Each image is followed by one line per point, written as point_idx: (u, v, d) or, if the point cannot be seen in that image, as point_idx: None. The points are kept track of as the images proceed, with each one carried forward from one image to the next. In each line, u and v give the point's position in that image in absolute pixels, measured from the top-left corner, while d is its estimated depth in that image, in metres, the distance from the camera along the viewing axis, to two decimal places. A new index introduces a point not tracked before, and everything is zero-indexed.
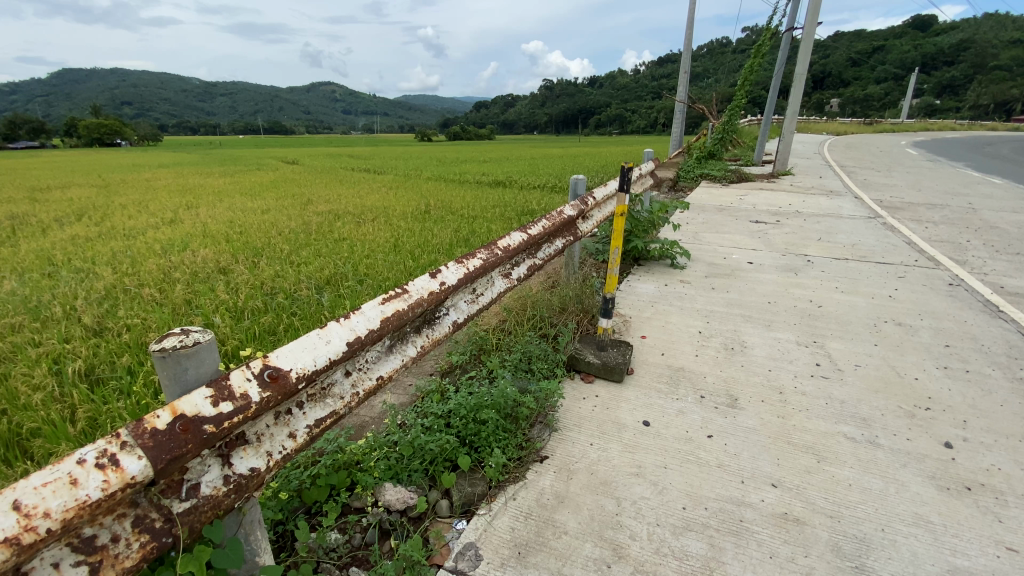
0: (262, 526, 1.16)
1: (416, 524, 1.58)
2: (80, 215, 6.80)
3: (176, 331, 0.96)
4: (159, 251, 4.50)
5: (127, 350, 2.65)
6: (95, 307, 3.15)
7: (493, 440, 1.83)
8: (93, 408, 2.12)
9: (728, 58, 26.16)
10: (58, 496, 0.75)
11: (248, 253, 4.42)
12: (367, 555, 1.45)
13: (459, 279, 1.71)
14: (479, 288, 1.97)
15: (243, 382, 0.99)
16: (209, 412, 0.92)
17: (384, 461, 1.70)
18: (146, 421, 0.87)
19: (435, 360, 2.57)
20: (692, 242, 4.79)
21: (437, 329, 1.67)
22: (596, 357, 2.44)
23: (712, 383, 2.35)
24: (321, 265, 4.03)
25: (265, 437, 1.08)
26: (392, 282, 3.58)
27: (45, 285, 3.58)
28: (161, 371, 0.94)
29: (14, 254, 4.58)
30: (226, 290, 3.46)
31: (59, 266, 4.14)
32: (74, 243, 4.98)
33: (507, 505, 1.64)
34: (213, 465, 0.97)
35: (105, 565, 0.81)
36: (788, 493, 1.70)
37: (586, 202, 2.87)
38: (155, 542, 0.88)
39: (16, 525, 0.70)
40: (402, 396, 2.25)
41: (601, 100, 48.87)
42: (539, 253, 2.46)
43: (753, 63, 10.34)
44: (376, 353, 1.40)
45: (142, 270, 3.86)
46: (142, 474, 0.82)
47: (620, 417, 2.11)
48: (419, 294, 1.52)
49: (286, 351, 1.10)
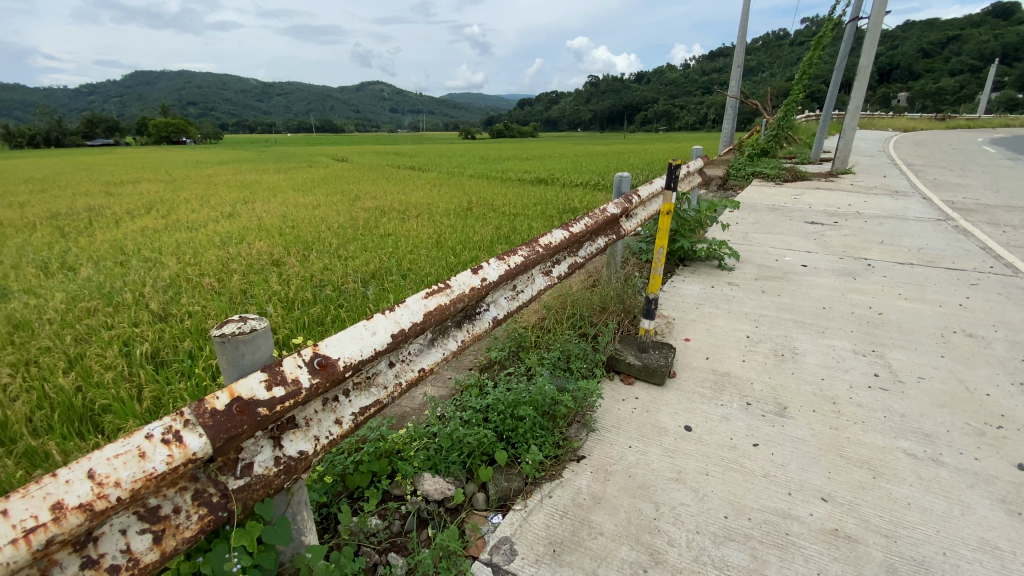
0: (308, 507, 1.22)
1: (453, 515, 1.60)
2: (150, 208, 7.27)
3: (235, 318, 1.02)
4: (218, 244, 4.77)
5: (188, 335, 2.84)
6: (162, 294, 3.39)
7: (531, 436, 1.83)
8: (157, 388, 2.29)
9: (786, 51, 24.79)
10: (128, 467, 0.81)
11: (300, 246, 4.62)
12: (406, 542, 1.48)
13: (500, 275, 1.72)
14: (519, 285, 1.97)
15: (295, 368, 1.04)
16: (263, 395, 0.97)
17: (424, 451, 1.73)
18: (207, 401, 0.92)
19: (475, 356, 2.58)
20: (741, 243, 4.61)
21: (477, 325, 1.68)
22: (638, 358, 2.39)
23: (760, 390, 2.26)
24: (368, 259, 4.16)
25: (314, 421, 1.13)
26: (433, 277, 3.67)
27: (117, 273, 3.86)
28: (220, 355, 0.99)
29: (92, 244, 4.95)
30: (278, 281, 3.63)
31: (129, 255, 4.45)
32: (143, 234, 5.35)
33: (544, 502, 1.64)
34: (265, 445, 1.03)
35: (168, 534, 0.87)
36: (839, 508, 1.62)
37: (630, 200, 2.82)
38: (212, 515, 0.93)
39: (90, 492, 0.76)
40: (442, 388, 2.29)
41: (647, 98, 47.77)
42: (581, 251, 2.43)
43: (812, 56, 9.77)
44: (418, 346, 1.44)
45: (202, 262, 4.10)
46: (203, 451, 0.88)
47: (662, 420, 2.06)
48: (461, 290, 1.54)
49: (335, 340, 1.15)
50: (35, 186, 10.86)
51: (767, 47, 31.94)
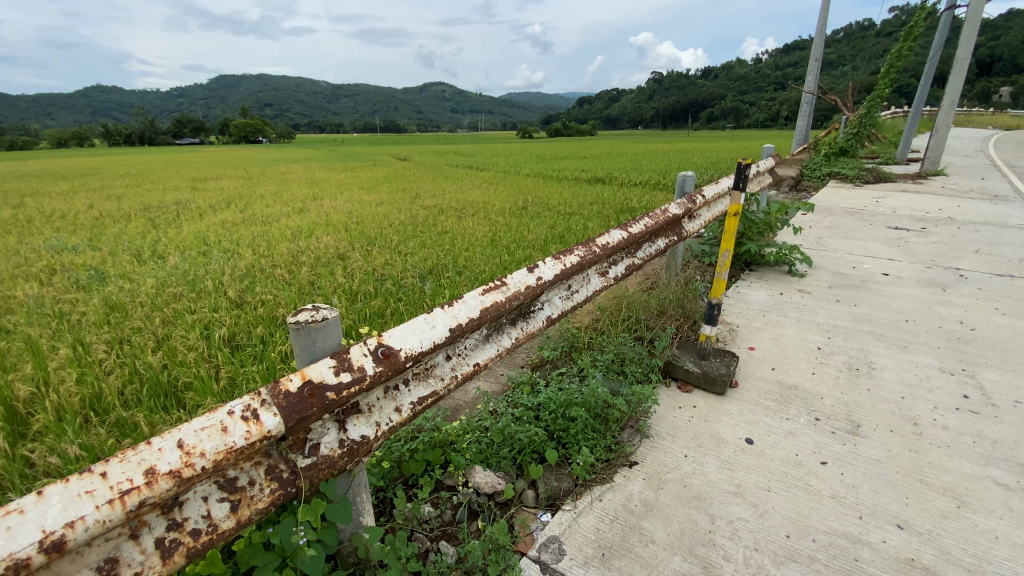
0: (367, 489, 1.27)
1: (503, 509, 1.62)
2: (230, 203, 7.85)
3: (309, 307, 1.08)
4: (289, 237, 5.07)
5: (261, 322, 3.05)
6: (238, 283, 3.65)
7: (582, 437, 1.82)
8: (233, 370, 2.48)
9: (870, 44, 23.00)
10: (212, 439, 0.87)
11: (363, 242, 4.82)
12: (456, 532, 1.51)
13: (556, 275, 1.71)
14: (575, 285, 1.95)
15: (361, 356, 1.09)
16: (331, 380, 1.03)
17: (476, 444, 1.76)
18: (282, 383, 0.98)
19: (527, 353, 2.60)
20: (814, 249, 4.34)
21: (531, 323, 1.69)
22: (697, 365, 2.31)
23: (830, 406, 2.12)
24: (425, 256, 4.28)
25: (376, 408, 1.18)
26: (488, 275, 3.72)
27: (201, 262, 4.20)
28: (295, 341, 1.06)
29: (180, 235, 5.41)
30: (343, 274, 3.81)
31: (212, 246, 4.83)
32: (224, 227, 5.78)
33: (594, 505, 1.63)
34: (331, 428, 1.09)
35: (243, 504, 0.94)
36: (917, 537, 1.49)
37: (693, 200, 2.72)
38: (282, 490, 1.00)
39: (179, 460, 0.83)
40: (495, 384, 2.31)
41: (713, 95, 45.91)
42: (639, 252, 2.38)
43: (900, 48, 9.01)
44: (474, 341, 1.47)
45: (275, 254, 4.38)
46: (277, 429, 0.94)
47: (721, 431, 1.98)
48: (517, 288, 1.55)
49: (398, 331, 1.20)
50: (132, 181, 11.98)
51: (849, 39, 29.79)
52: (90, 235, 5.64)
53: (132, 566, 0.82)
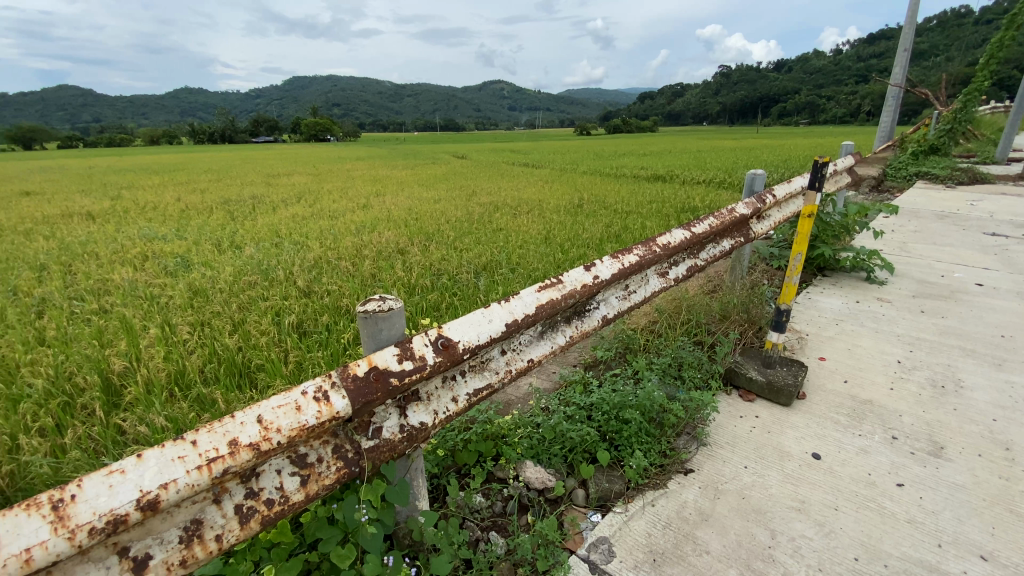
0: (423, 475, 1.32)
1: (553, 506, 1.62)
2: (300, 198, 8.32)
3: (376, 297, 1.14)
4: (353, 232, 5.31)
5: (326, 311, 3.22)
6: (306, 274, 3.87)
7: (635, 440, 1.79)
8: (300, 354, 2.63)
9: (969, 31, 20.89)
10: (287, 416, 0.94)
11: (422, 237, 4.97)
12: (506, 524, 1.54)
13: (613, 274, 1.69)
14: (633, 285, 1.92)
15: (422, 346, 1.14)
16: (395, 367, 1.08)
17: (528, 440, 1.77)
18: (350, 367, 1.04)
19: (581, 353, 2.58)
20: (896, 255, 4.01)
21: (587, 322, 1.68)
22: (760, 373, 2.21)
23: (909, 424, 1.97)
24: (481, 252, 4.34)
25: (434, 396, 1.23)
26: (543, 273, 3.73)
27: (274, 253, 4.49)
28: (362, 328, 1.12)
29: (255, 227, 5.80)
30: (402, 268, 3.94)
31: (283, 238, 5.14)
32: (295, 220, 6.14)
33: (645, 509, 1.60)
34: (393, 413, 1.14)
35: (312, 479, 1.01)
36: (1007, 572, 1.36)
37: (761, 200, 2.59)
38: (347, 468, 1.05)
39: (258, 434, 0.90)
40: (547, 381, 2.32)
41: (785, 89, 43.42)
42: (702, 253, 2.30)
43: (1006, 35, 8.13)
44: (529, 337, 1.48)
45: (340, 247, 4.60)
46: (345, 411, 0.99)
47: (784, 444, 1.89)
48: (574, 285, 1.55)
49: (457, 324, 1.23)
50: (215, 176, 12.96)
51: (944, 27, 27.20)
52: (177, 225, 6.16)
53: (215, 528, 0.90)
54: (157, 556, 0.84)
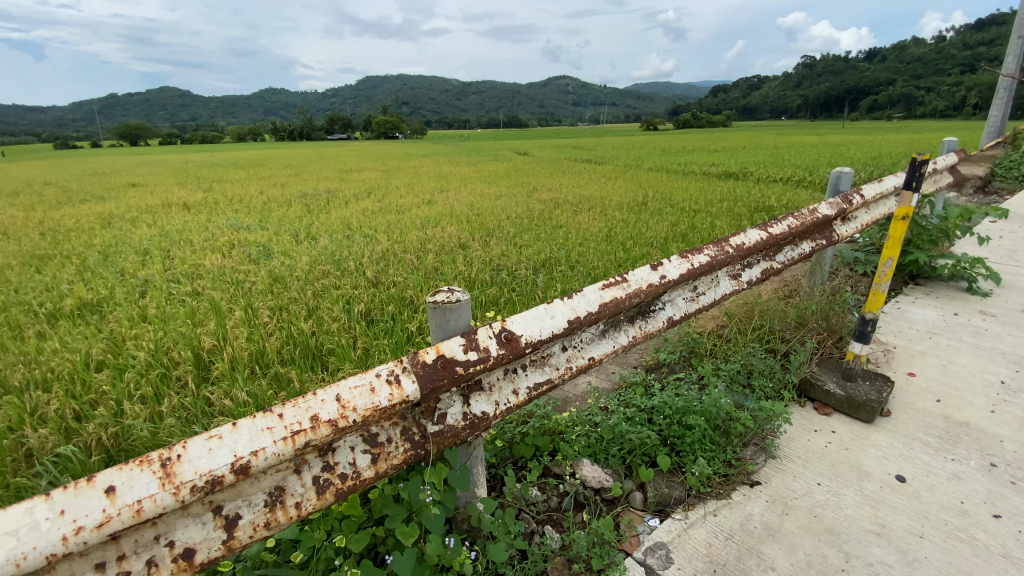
0: (482, 463, 1.36)
1: (609, 507, 1.61)
2: (370, 193, 8.70)
3: (444, 289, 1.18)
4: (418, 226, 5.49)
5: (391, 301, 3.36)
6: (373, 265, 4.05)
7: (698, 447, 1.73)
8: (367, 341, 2.77)
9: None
10: (362, 397, 1.00)
11: (483, 233, 5.05)
12: (562, 519, 1.54)
13: (682, 275, 1.64)
14: (702, 287, 1.85)
15: (486, 338, 1.16)
16: (461, 357, 1.11)
17: (586, 438, 1.77)
18: (420, 354, 1.09)
19: (642, 355, 2.52)
20: (1005, 264, 3.59)
21: (651, 322, 1.64)
22: (838, 387, 2.07)
23: (1013, 452, 1.77)
24: (541, 249, 4.34)
25: (496, 387, 1.25)
26: (604, 271, 3.68)
27: (345, 245, 4.74)
28: (431, 318, 1.17)
29: (328, 220, 6.14)
30: (463, 262, 4.03)
31: (353, 231, 5.41)
32: (364, 214, 6.44)
33: (707, 518, 1.55)
34: (457, 401, 1.18)
35: (381, 458, 1.06)
36: None
37: (847, 200, 2.41)
38: (413, 450, 1.10)
39: (337, 411, 0.96)
40: (607, 381, 2.29)
41: (876, 81, 39.91)
42: (778, 256, 2.18)
43: None
44: (591, 334, 1.47)
45: (405, 241, 4.77)
46: (414, 395, 1.04)
47: (864, 463, 1.76)
48: (639, 285, 1.51)
49: (521, 318, 1.25)
50: (293, 171, 13.82)
51: None
52: (260, 217, 6.63)
53: (295, 496, 0.97)
54: (245, 516, 0.92)
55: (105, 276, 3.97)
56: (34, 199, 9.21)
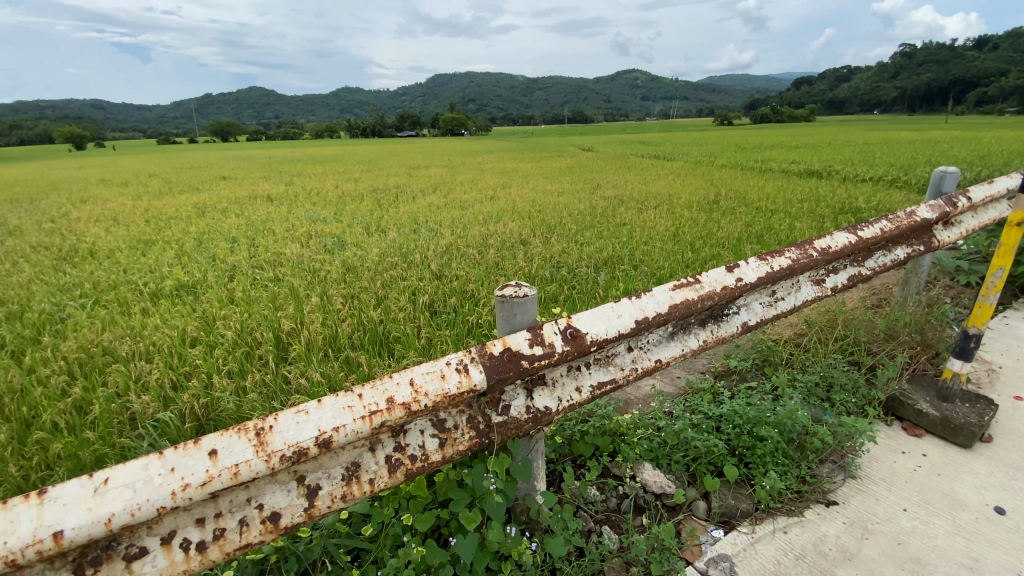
0: (542, 458, 1.37)
1: (670, 513, 1.57)
2: (435, 188, 8.95)
3: (512, 284, 1.20)
4: (480, 222, 5.58)
5: (453, 293, 3.45)
6: (437, 259, 4.17)
7: (769, 460, 1.64)
8: (430, 332, 2.87)
9: None
10: (433, 383, 1.04)
11: (545, 229, 5.05)
12: (620, 521, 1.52)
13: (759, 278, 1.56)
14: (780, 292, 1.75)
15: (552, 334, 1.17)
16: (526, 350, 1.13)
17: (647, 442, 1.73)
18: (487, 346, 1.12)
19: (710, 361, 2.42)
20: None
21: (723, 327, 1.57)
22: (931, 407, 1.89)
23: None
24: (603, 247, 4.28)
25: (560, 383, 1.26)
26: (668, 272, 3.57)
27: (411, 238, 4.91)
28: (498, 311, 1.19)
29: (396, 214, 6.38)
30: (523, 258, 4.06)
31: (419, 225, 5.59)
32: (430, 209, 6.64)
33: (776, 535, 1.47)
34: (521, 394, 1.20)
35: (448, 443, 1.10)
36: None
37: (952, 203, 2.19)
38: (478, 439, 1.13)
39: (410, 395, 1.01)
40: (671, 386, 2.23)
41: (991, 69, 35.64)
42: (867, 262, 2.01)
43: None
44: (658, 336, 1.43)
45: (469, 235, 4.87)
46: (481, 385, 1.07)
47: (958, 491, 1.60)
48: (712, 287, 1.46)
49: (587, 315, 1.24)
50: (365, 167, 14.47)
51: None
52: (334, 209, 7.01)
53: (368, 473, 1.03)
54: (325, 488, 0.99)
55: (200, 261, 4.37)
56: (142, 189, 10.28)
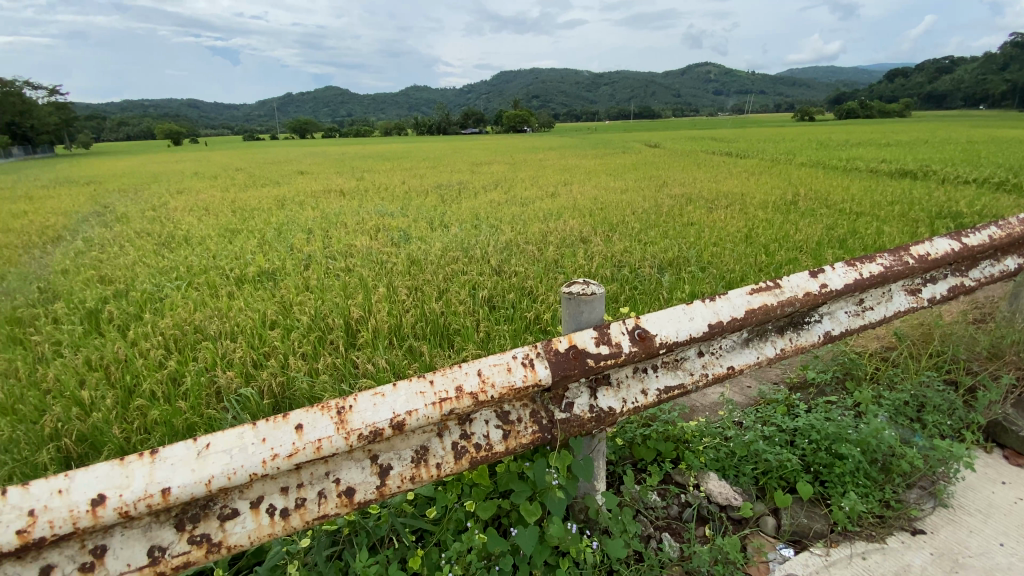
0: (604, 458, 1.36)
1: (736, 527, 1.51)
2: (497, 185, 9.04)
3: (580, 281, 1.20)
4: (541, 218, 5.58)
5: (513, 289, 3.48)
6: (498, 254, 4.22)
7: (849, 481, 1.53)
8: (489, 326, 2.91)
9: None
10: (500, 375, 1.06)
11: (606, 227, 4.97)
12: (682, 530, 1.48)
13: (845, 285, 1.46)
14: (869, 301, 1.63)
15: (620, 334, 1.15)
16: (593, 349, 1.12)
17: (714, 451, 1.67)
18: (553, 342, 1.12)
19: (784, 371, 2.29)
20: None
21: (803, 336, 1.48)
22: None
23: None
24: (668, 247, 4.15)
25: (625, 384, 1.24)
26: (737, 276, 3.41)
27: (473, 234, 5.00)
28: (565, 308, 1.20)
29: (459, 210, 6.52)
30: (584, 256, 4.02)
31: (481, 221, 5.68)
32: (491, 205, 6.72)
33: (852, 560, 1.38)
34: (585, 392, 1.20)
35: (512, 436, 1.12)
36: None
37: None
38: (540, 433, 1.14)
39: (477, 385, 1.04)
40: (740, 395, 2.13)
41: None
42: (972, 272, 1.83)
43: None
44: (731, 342, 1.38)
45: (530, 232, 4.89)
46: (546, 380, 1.08)
47: None
48: (793, 293, 1.38)
49: (656, 317, 1.21)
50: (429, 163, 14.86)
51: None
52: (400, 204, 7.27)
53: (436, 457, 1.07)
54: (396, 468, 1.04)
55: (279, 250, 4.69)
56: (230, 182, 11.15)
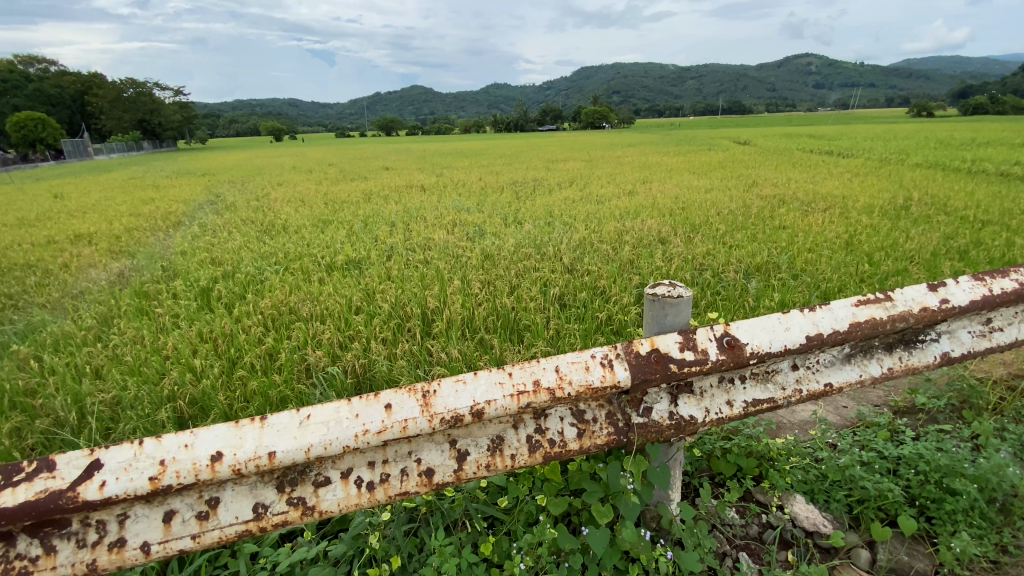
0: (680, 467, 1.32)
1: (824, 555, 1.40)
2: (573, 182, 8.95)
3: (666, 283, 1.18)
4: (618, 218, 5.46)
5: (586, 288, 3.45)
6: (572, 253, 4.19)
7: (962, 520, 1.37)
8: (561, 324, 2.91)
9: None
10: (578, 373, 1.06)
11: (687, 228, 4.76)
12: (762, 551, 1.40)
13: (972, 302, 1.30)
14: (999, 320, 1.43)
15: (706, 340, 1.11)
16: (676, 354, 1.09)
17: (801, 472, 1.57)
18: (634, 344, 1.10)
19: (887, 394, 2.08)
20: None
21: (916, 356, 1.34)
22: None
23: None
24: (755, 252, 3.90)
25: (708, 394, 1.19)
26: (834, 286, 3.13)
27: (548, 231, 5.00)
28: (648, 310, 1.18)
29: (535, 206, 6.54)
30: (662, 258, 3.88)
31: (557, 219, 5.66)
32: (567, 203, 6.67)
33: None
34: (665, 398, 1.16)
35: (586, 435, 1.12)
36: None
37: None
38: (615, 436, 1.13)
39: (554, 381, 1.05)
40: (835, 415, 1.96)
41: None
42: None
43: None
44: (830, 357, 1.28)
45: (606, 231, 4.80)
46: (625, 382, 1.07)
47: None
48: (907, 307, 1.25)
49: (747, 324, 1.15)
50: (506, 160, 15.03)
51: None
52: (477, 200, 7.42)
53: (511, 448, 1.09)
54: (472, 455, 1.08)
55: (364, 240, 4.97)
56: (323, 176, 11.98)
